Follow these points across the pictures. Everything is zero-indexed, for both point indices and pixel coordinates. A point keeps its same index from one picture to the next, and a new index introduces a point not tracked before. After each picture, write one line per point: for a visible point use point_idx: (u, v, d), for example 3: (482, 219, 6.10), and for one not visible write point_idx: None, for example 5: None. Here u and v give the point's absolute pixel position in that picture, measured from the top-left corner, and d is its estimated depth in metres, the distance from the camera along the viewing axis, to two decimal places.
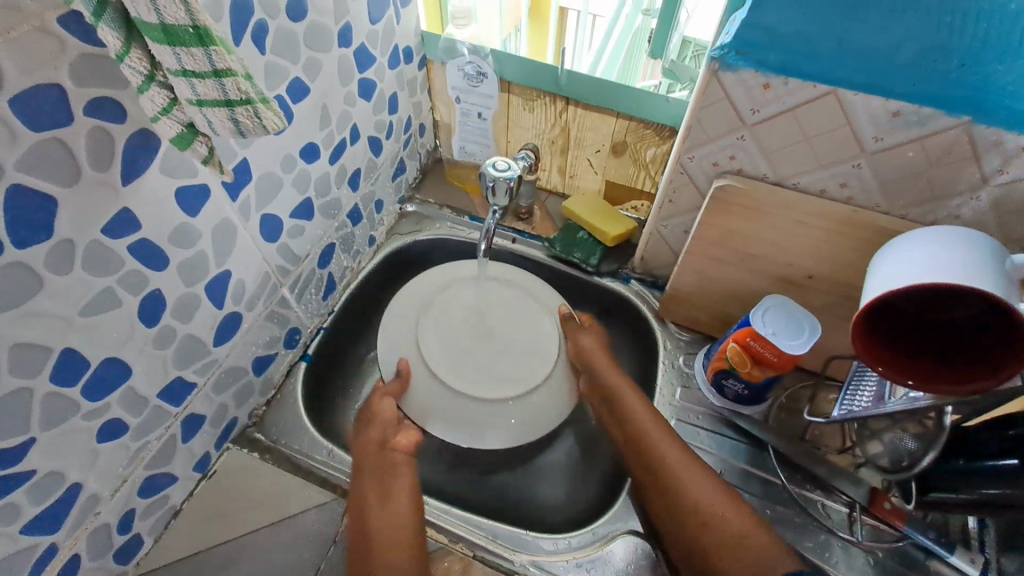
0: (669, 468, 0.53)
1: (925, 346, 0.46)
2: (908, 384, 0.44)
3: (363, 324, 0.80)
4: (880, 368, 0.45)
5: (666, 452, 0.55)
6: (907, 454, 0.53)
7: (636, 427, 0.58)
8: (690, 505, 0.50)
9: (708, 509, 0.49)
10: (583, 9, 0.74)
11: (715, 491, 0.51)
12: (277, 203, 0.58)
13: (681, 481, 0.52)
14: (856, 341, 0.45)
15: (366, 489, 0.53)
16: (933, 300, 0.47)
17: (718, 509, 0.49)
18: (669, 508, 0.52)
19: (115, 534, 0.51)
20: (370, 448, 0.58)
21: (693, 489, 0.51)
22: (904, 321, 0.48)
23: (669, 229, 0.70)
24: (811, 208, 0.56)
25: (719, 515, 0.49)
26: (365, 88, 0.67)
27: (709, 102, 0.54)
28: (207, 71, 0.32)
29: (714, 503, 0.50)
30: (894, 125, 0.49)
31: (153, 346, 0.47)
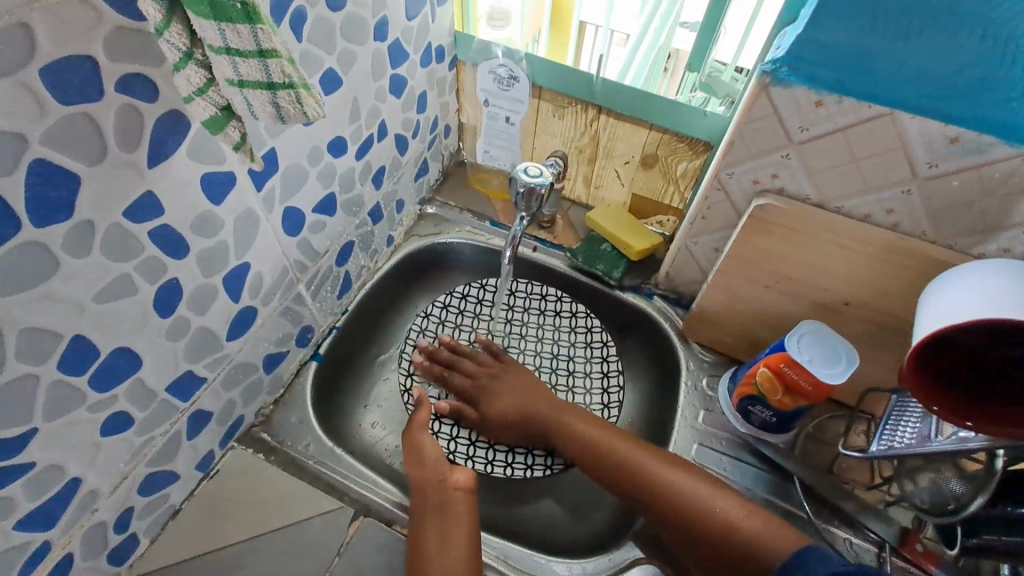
0: (634, 471, 0.57)
1: (986, 385, 0.44)
2: (968, 426, 0.42)
3: (375, 328, 0.78)
4: (937, 408, 0.43)
5: (644, 461, 0.57)
6: (953, 498, 0.51)
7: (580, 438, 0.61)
8: (681, 504, 0.54)
9: (687, 493, 0.54)
10: (605, 23, 0.70)
11: (695, 483, 0.55)
12: (301, 196, 0.56)
13: (659, 478, 0.56)
14: (908, 379, 0.44)
15: (426, 536, 0.52)
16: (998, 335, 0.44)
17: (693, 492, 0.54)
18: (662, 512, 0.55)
19: (110, 533, 0.48)
20: (428, 488, 0.56)
21: (669, 481, 0.55)
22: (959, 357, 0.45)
23: (699, 246, 0.68)
24: (853, 233, 0.54)
25: (703, 501, 0.54)
26: (396, 84, 0.65)
27: (756, 117, 0.52)
28: (254, 51, 0.30)
29: (685, 482, 0.55)
30: (950, 152, 0.47)
31: (166, 338, 0.45)
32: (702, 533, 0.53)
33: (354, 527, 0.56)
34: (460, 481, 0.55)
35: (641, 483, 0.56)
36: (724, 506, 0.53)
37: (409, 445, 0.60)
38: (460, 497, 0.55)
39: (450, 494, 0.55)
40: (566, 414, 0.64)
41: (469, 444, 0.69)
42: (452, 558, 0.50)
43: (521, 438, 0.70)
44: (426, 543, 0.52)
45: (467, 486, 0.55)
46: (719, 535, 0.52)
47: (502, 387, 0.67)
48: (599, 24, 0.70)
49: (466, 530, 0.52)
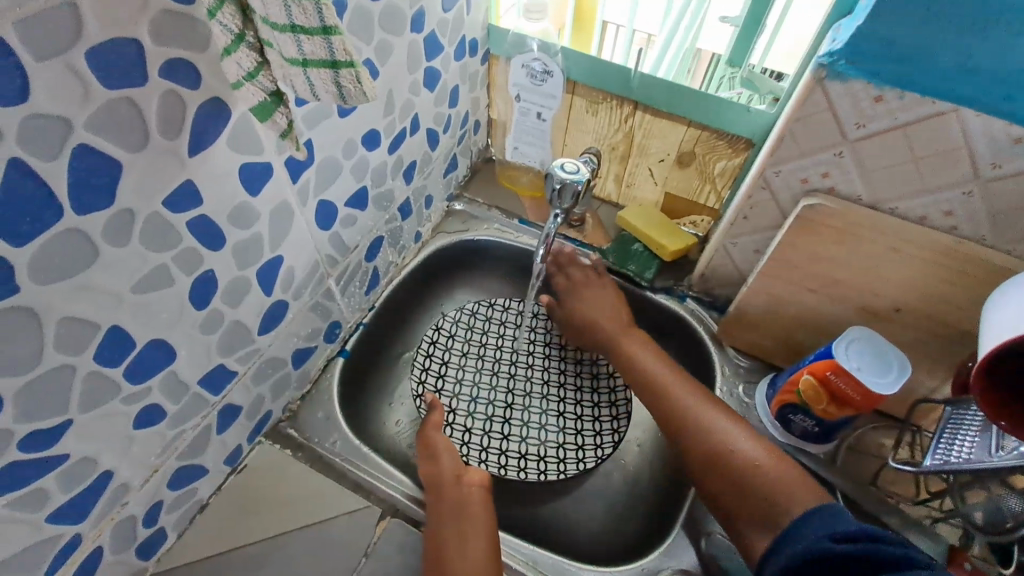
0: (681, 403, 0.57)
1: None
2: None
3: (401, 325, 0.77)
4: (1004, 422, 0.41)
5: (685, 392, 0.58)
6: (1011, 516, 0.48)
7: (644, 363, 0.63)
8: (707, 439, 0.54)
9: (718, 436, 0.53)
10: (628, 24, 0.69)
11: (728, 424, 0.54)
12: (334, 190, 0.55)
13: (700, 416, 0.55)
14: (976, 390, 0.42)
15: (442, 537, 0.50)
16: None
17: (723, 435, 0.53)
18: (693, 439, 0.54)
19: (139, 527, 0.47)
20: (443, 486, 0.55)
21: (710, 422, 0.55)
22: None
23: (738, 247, 0.66)
24: (909, 236, 0.51)
25: (732, 444, 0.52)
26: (430, 77, 0.64)
27: (808, 113, 0.50)
28: (317, 28, 0.28)
29: (727, 428, 0.54)
30: (1016, 152, 0.44)
31: (200, 331, 0.44)
32: (714, 471, 0.52)
33: (381, 527, 0.55)
34: (475, 478, 0.55)
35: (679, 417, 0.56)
36: (754, 450, 0.52)
37: (420, 444, 0.60)
38: (475, 493, 0.54)
39: (464, 490, 0.54)
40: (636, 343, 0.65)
41: (481, 449, 0.67)
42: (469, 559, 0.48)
43: (533, 445, 0.68)
44: (443, 542, 0.50)
45: (482, 483, 0.55)
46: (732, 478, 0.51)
47: (588, 307, 0.69)
48: (621, 23, 0.70)
49: (479, 526, 0.51)
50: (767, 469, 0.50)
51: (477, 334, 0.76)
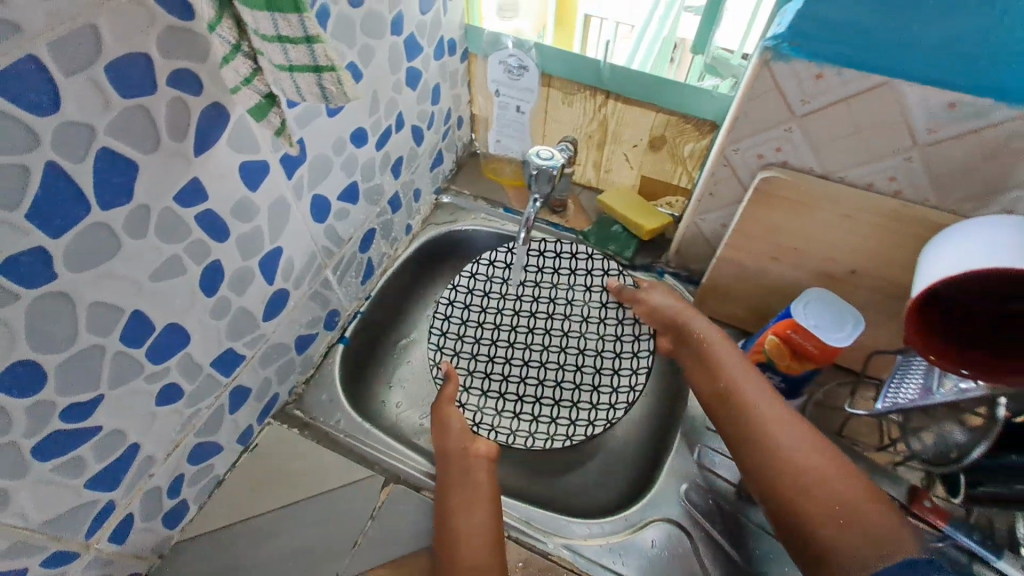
0: (768, 429, 0.52)
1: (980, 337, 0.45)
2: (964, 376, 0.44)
3: (397, 313, 0.82)
4: (932, 358, 0.45)
5: (767, 409, 0.53)
6: (955, 446, 0.51)
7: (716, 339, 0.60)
8: (787, 450, 0.50)
9: (799, 461, 0.49)
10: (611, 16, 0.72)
11: (815, 452, 0.50)
12: (326, 185, 0.59)
13: (781, 438, 0.51)
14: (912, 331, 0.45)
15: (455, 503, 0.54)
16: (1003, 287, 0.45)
17: (805, 451, 0.50)
18: (781, 467, 0.50)
19: (165, 498, 0.51)
20: (453, 455, 0.58)
21: (790, 437, 0.51)
22: (981, 314, 0.46)
23: (708, 222, 0.70)
24: (857, 202, 0.56)
25: (815, 468, 0.49)
26: (412, 77, 0.69)
27: (758, 93, 0.54)
28: (301, 37, 0.33)
29: (803, 448, 0.50)
30: (951, 117, 0.48)
31: (211, 316, 0.49)
32: (790, 490, 0.49)
33: (384, 493, 0.59)
34: (482, 450, 0.59)
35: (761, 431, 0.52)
36: (846, 490, 0.47)
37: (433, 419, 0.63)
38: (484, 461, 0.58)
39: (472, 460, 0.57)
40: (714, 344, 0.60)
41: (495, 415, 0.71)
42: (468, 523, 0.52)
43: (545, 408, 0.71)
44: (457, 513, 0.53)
45: (488, 455, 0.59)
46: (815, 503, 0.47)
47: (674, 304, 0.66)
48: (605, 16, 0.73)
49: (483, 495, 0.54)
50: (858, 517, 0.46)
51: (492, 301, 0.76)
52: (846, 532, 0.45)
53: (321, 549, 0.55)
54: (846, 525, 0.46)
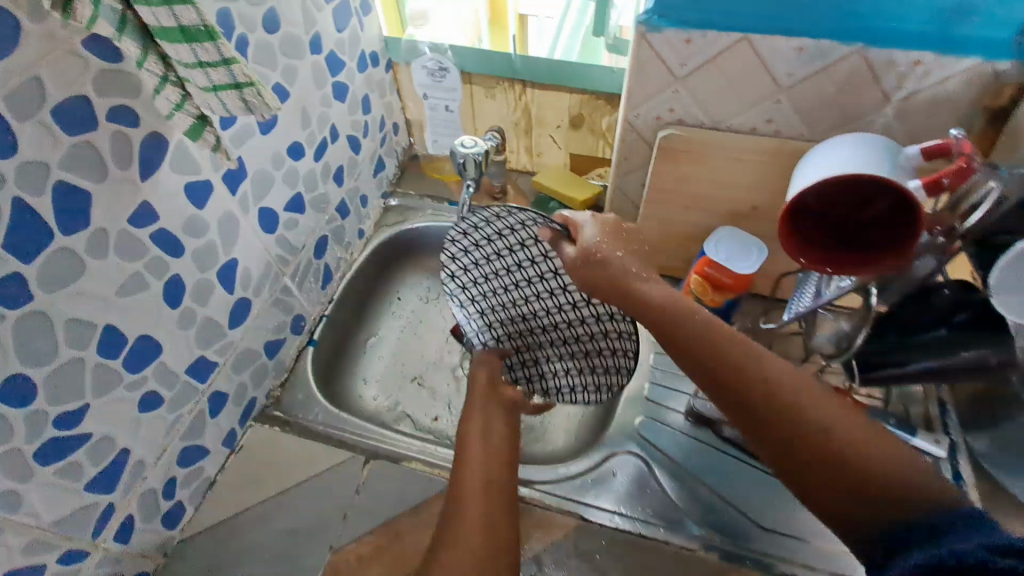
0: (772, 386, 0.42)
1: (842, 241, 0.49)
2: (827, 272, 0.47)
3: (361, 314, 0.88)
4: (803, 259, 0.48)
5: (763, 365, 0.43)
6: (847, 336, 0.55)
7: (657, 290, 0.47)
8: (783, 403, 0.42)
9: (811, 418, 0.41)
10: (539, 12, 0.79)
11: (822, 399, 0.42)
12: (271, 197, 0.64)
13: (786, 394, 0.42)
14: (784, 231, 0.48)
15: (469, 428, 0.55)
16: (861, 196, 0.48)
17: (811, 403, 0.42)
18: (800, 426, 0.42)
19: (161, 500, 0.56)
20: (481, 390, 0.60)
21: (781, 385, 0.43)
22: (850, 219, 0.49)
23: (628, 185, 0.77)
24: (744, 145, 0.63)
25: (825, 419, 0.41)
26: (339, 90, 0.74)
27: (643, 62, 0.61)
28: (218, 60, 0.39)
29: (809, 399, 0.42)
30: (802, 60, 0.55)
31: (178, 327, 0.53)
32: (794, 446, 0.41)
33: (366, 470, 0.63)
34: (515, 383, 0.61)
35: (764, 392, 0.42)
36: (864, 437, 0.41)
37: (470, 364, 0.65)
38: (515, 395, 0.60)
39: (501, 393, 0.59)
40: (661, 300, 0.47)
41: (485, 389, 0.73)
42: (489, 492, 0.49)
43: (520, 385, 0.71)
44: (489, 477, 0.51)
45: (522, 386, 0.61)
46: (832, 455, 0.40)
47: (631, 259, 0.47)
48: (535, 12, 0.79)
49: (517, 436, 0.56)
50: (880, 458, 0.40)
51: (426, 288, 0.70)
52: (870, 482, 0.39)
53: (314, 527, 0.60)
54: (888, 490, 0.39)
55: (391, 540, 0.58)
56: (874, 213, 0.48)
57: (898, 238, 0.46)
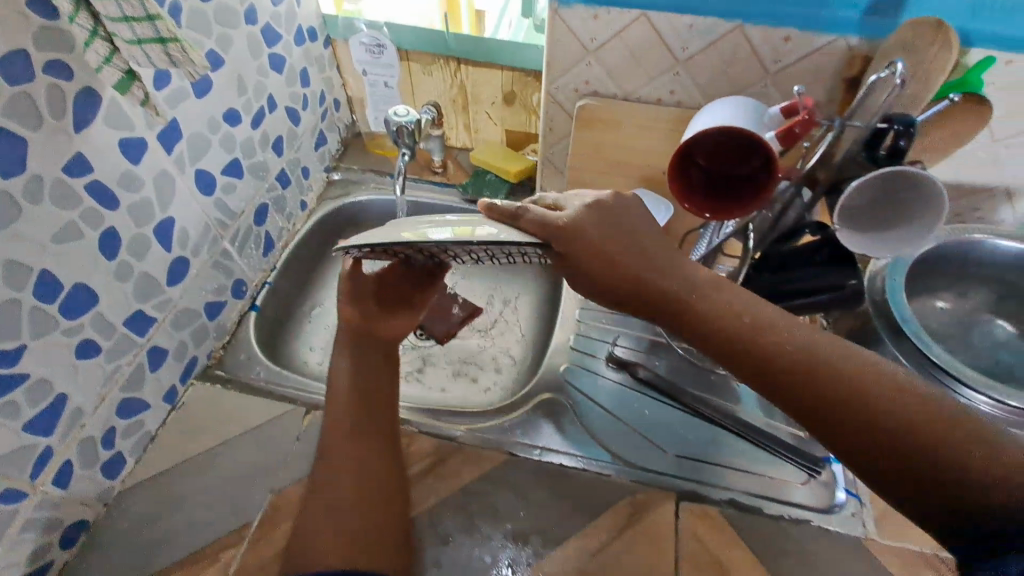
0: (799, 361, 0.41)
1: (725, 190, 0.55)
2: (706, 218, 0.54)
3: (305, 283, 0.90)
4: (688, 206, 0.54)
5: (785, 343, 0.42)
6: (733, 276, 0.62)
7: (673, 271, 0.46)
8: (815, 373, 0.40)
9: (843, 390, 0.39)
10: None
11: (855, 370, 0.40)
12: (207, 160, 0.66)
13: (812, 368, 0.41)
14: (670, 180, 0.55)
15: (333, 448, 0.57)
16: (743, 151, 0.55)
17: (840, 372, 0.40)
18: (834, 396, 0.40)
19: (100, 448, 0.58)
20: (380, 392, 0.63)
21: (816, 353, 0.41)
22: (737, 170, 0.56)
23: (556, 155, 0.83)
24: (651, 114, 0.70)
25: (865, 393, 0.39)
26: (275, 61, 0.76)
27: (558, 36, 0.67)
28: (142, 15, 0.44)
29: (836, 366, 0.40)
30: (692, 35, 0.63)
31: (115, 279, 0.55)
32: (843, 427, 0.39)
33: (307, 421, 0.66)
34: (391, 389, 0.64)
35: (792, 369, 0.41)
36: (908, 406, 0.38)
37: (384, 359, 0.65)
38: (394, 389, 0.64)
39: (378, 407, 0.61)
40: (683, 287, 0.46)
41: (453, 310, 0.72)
42: (379, 500, 0.55)
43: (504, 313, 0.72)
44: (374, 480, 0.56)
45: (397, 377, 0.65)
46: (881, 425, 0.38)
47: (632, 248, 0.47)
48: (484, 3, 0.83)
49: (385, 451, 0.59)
50: (923, 429, 0.37)
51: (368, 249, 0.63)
52: (915, 439, 0.37)
53: (256, 472, 0.63)
54: (950, 459, 0.36)
55: None
56: (754, 167, 0.54)
57: (764, 185, 0.52)
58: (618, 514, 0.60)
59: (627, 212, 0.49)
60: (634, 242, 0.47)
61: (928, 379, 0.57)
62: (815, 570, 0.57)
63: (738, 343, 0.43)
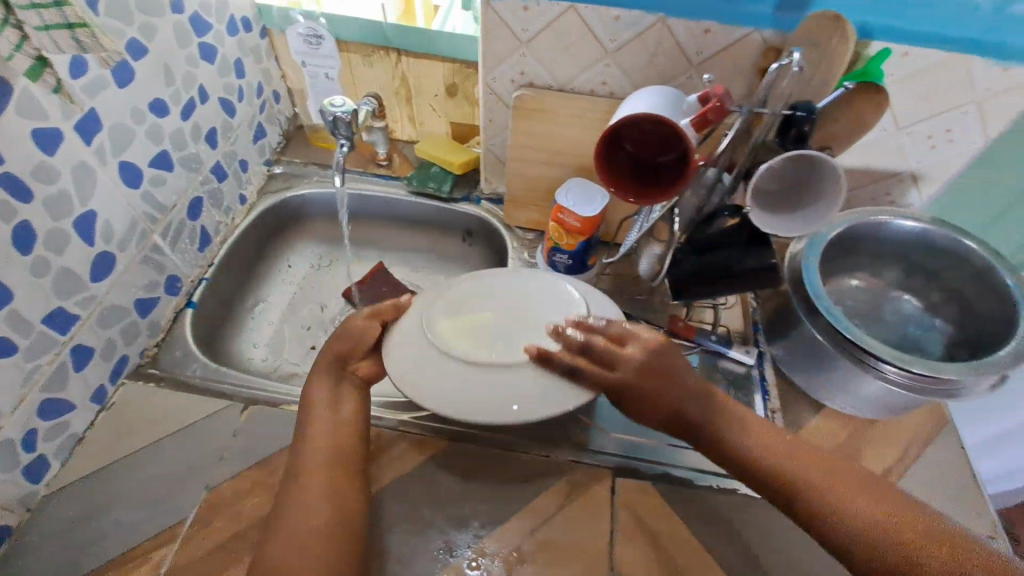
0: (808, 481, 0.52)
1: (648, 176, 0.58)
2: (628, 201, 0.56)
3: (245, 278, 0.89)
4: (612, 188, 0.56)
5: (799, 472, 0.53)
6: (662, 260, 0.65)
7: (695, 396, 0.58)
8: (812, 492, 0.51)
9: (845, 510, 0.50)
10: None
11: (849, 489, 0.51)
12: (132, 152, 0.64)
13: (817, 489, 0.51)
14: (597, 162, 0.57)
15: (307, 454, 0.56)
16: (667, 138, 0.57)
17: (840, 489, 0.51)
18: (839, 515, 0.50)
19: (19, 451, 0.56)
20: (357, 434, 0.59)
21: (796, 471, 0.53)
22: (659, 158, 0.58)
23: (497, 146, 0.84)
24: (584, 104, 0.72)
25: (861, 513, 0.49)
26: (206, 51, 0.75)
27: (491, 28, 0.67)
28: (51, 2, 0.45)
29: (837, 490, 0.51)
30: (619, 26, 0.65)
31: (31, 274, 0.53)
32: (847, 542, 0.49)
33: (245, 415, 0.66)
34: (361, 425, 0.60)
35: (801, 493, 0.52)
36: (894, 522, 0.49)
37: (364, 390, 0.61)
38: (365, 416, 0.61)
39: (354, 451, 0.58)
40: (714, 420, 0.57)
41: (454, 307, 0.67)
42: (350, 537, 0.53)
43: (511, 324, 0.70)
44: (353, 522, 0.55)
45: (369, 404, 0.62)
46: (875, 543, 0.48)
47: (674, 384, 0.58)
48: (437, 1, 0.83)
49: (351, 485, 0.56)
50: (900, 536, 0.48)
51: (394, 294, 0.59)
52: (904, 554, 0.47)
53: (191, 469, 0.61)
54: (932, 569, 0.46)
55: (269, 473, 0.61)
56: (675, 155, 0.57)
57: (682, 172, 0.55)
58: (557, 493, 0.62)
59: (666, 354, 0.60)
60: (678, 400, 0.58)
61: (844, 356, 0.64)
62: (740, 535, 0.60)
63: (755, 465, 0.54)
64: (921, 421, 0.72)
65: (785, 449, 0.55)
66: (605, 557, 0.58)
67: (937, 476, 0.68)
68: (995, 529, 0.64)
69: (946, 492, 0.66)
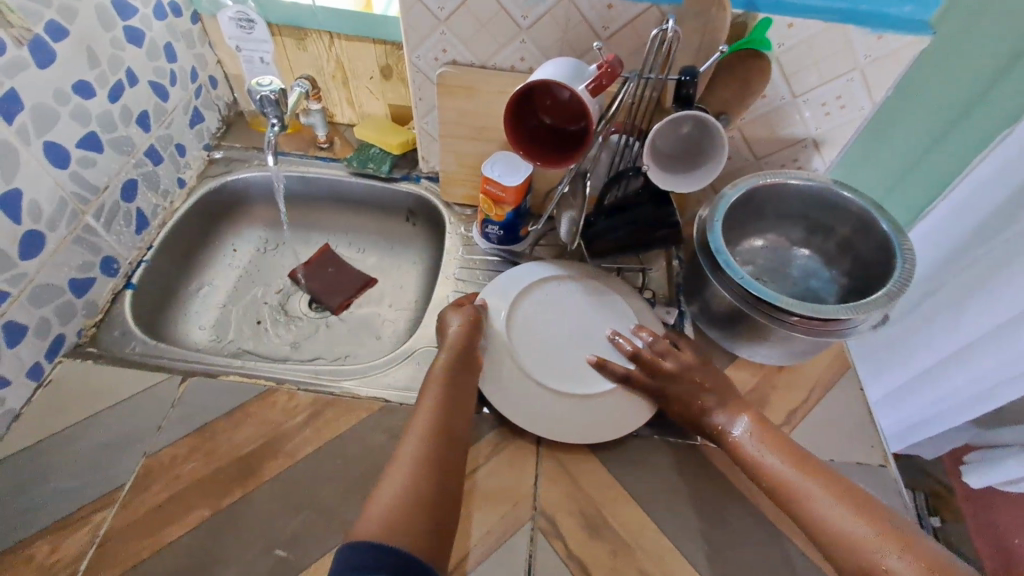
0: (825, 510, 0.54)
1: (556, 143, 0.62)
2: (536, 164, 0.60)
3: (187, 261, 0.90)
4: (520, 150, 0.60)
5: (819, 499, 0.55)
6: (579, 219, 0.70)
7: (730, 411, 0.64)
8: (823, 526, 0.53)
9: (856, 545, 0.51)
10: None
11: (864, 524, 0.52)
12: (57, 132, 0.66)
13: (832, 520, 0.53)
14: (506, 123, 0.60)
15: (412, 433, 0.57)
16: (574, 109, 0.62)
17: (854, 523, 0.52)
18: (848, 550, 0.51)
19: None
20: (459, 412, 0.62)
21: (814, 503, 0.55)
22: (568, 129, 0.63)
23: (429, 124, 0.87)
24: (505, 80, 0.76)
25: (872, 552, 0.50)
26: (133, 35, 0.76)
27: (408, 7, 0.70)
28: None
29: (847, 521, 0.53)
30: (529, 3, 0.68)
31: None
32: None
33: (184, 386, 0.68)
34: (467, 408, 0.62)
35: (818, 522, 0.54)
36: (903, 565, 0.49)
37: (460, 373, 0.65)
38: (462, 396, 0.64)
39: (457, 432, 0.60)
40: (744, 441, 0.61)
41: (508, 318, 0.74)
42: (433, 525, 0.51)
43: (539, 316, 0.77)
44: (445, 493, 0.53)
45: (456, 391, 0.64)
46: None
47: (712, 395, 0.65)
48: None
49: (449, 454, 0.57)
50: None
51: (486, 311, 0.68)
52: None
53: (128, 438, 0.63)
54: None
55: (205, 438, 0.64)
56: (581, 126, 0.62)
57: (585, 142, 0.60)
58: (484, 445, 0.66)
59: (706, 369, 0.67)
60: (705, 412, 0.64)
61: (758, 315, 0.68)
62: (653, 472, 0.65)
63: (774, 481, 0.58)
64: (824, 368, 0.78)
65: (813, 477, 0.57)
66: (529, 498, 0.62)
67: (837, 415, 0.74)
68: (884, 459, 0.70)
69: (843, 429, 0.72)
